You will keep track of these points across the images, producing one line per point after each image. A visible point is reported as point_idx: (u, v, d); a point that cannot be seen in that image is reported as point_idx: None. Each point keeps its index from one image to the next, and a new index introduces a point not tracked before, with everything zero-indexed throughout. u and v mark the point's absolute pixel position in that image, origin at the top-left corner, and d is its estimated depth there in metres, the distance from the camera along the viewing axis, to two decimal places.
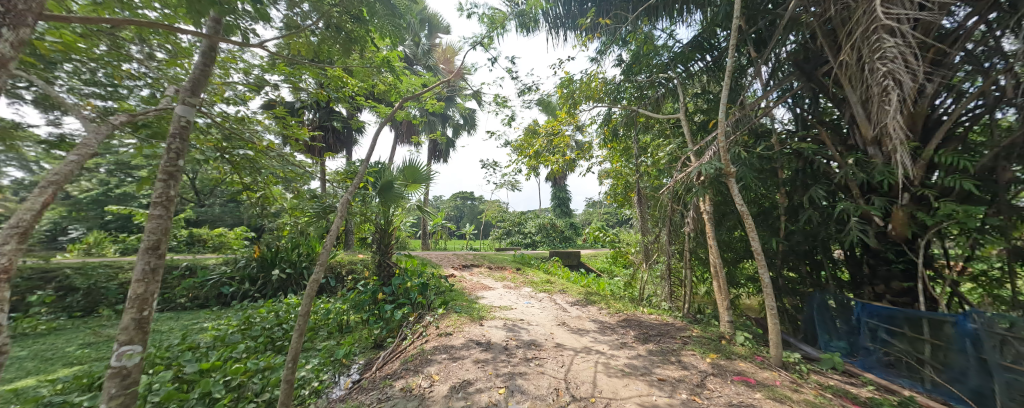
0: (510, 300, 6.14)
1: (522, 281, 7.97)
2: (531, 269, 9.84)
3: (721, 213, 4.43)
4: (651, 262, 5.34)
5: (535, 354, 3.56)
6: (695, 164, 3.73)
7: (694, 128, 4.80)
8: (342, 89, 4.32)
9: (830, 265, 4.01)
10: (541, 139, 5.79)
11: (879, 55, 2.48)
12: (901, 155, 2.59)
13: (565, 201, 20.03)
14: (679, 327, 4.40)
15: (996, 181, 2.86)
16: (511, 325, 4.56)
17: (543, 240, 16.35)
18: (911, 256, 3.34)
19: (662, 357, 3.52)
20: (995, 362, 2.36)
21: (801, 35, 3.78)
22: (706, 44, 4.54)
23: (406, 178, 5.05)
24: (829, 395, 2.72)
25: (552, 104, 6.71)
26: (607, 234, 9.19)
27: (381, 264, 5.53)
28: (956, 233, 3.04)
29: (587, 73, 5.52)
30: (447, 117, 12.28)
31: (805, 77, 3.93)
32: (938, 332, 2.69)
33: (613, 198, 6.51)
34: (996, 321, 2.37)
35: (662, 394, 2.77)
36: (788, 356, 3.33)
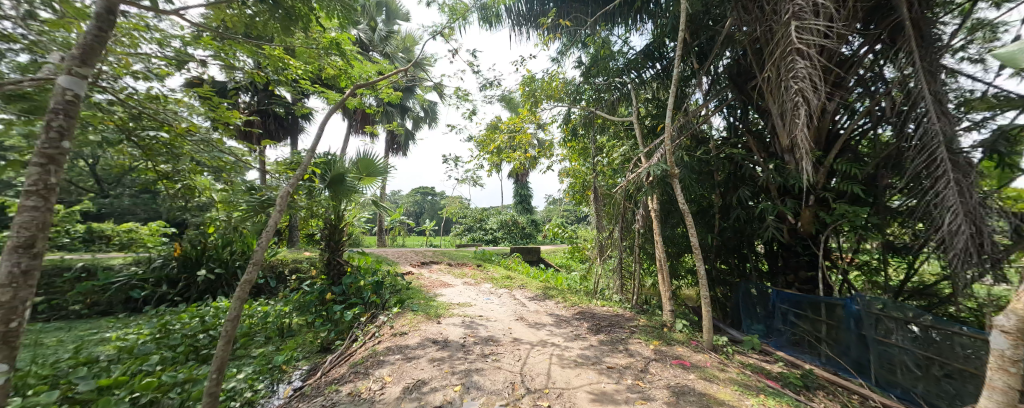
0: (470, 296, 6.11)
1: (482, 278, 7.96)
2: (492, 265, 9.88)
3: (666, 211, 4.78)
4: (605, 257, 5.63)
5: (492, 350, 3.58)
6: (644, 165, 3.97)
7: (645, 131, 5.12)
8: (284, 71, 3.93)
9: (753, 258, 4.52)
10: (503, 136, 5.78)
11: (792, 75, 2.83)
12: (808, 162, 2.98)
13: (526, 198, 20.32)
14: (627, 317, 4.70)
15: (877, 186, 3.42)
16: (469, 321, 4.53)
17: (504, 237, 16.49)
18: (815, 249, 3.89)
19: (611, 346, 3.73)
20: (871, 337, 2.83)
21: (733, 52, 4.18)
22: (656, 53, 4.85)
23: (360, 172, 4.85)
24: (749, 372, 3.09)
25: (514, 101, 6.75)
26: (566, 230, 9.49)
27: (330, 262, 5.04)
28: (848, 230, 3.59)
29: (547, 73, 5.62)
30: (406, 108, 11.80)
31: (737, 90, 4.37)
32: (831, 313, 3.16)
33: (571, 195, 6.75)
34: (873, 303, 2.84)
35: (611, 381, 2.94)
36: (718, 340, 3.71)
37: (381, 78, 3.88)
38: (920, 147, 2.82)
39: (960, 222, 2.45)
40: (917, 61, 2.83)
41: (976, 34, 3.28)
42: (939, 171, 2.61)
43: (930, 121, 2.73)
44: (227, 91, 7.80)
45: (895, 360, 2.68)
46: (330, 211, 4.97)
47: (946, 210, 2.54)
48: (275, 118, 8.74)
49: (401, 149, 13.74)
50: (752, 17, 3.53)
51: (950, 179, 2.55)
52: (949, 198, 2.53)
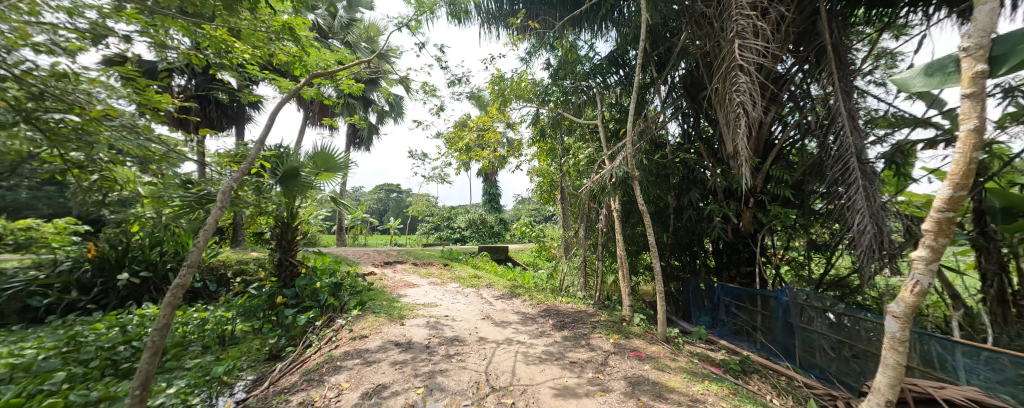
0: (436, 296, 5.99)
1: (449, 277, 7.86)
2: (459, 265, 9.75)
3: (627, 211, 5.01)
4: (570, 255, 5.80)
5: (456, 350, 3.54)
6: (607, 167, 4.13)
7: (609, 134, 5.33)
8: (228, 54, 3.57)
9: (703, 256, 4.89)
10: (471, 134, 5.73)
11: (735, 88, 3.10)
12: (747, 167, 3.29)
13: (495, 197, 20.26)
14: (590, 313, 4.88)
15: (804, 190, 3.84)
16: (434, 322, 4.45)
17: (472, 236, 16.36)
18: (753, 247, 4.29)
19: (574, 342, 3.86)
20: (796, 324, 3.19)
21: (688, 64, 4.48)
22: (620, 60, 5.06)
23: (317, 167, 4.56)
24: (697, 361, 3.34)
25: (483, 98, 6.72)
26: (533, 229, 9.61)
27: (281, 263, 4.57)
28: (780, 230, 4.01)
29: (516, 73, 5.64)
30: (370, 101, 11.27)
31: (691, 100, 4.70)
32: (765, 304, 3.52)
33: (539, 195, 6.84)
34: (798, 294, 3.20)
35: (572, 375, 3.04)
36: (671, 332, 3.96)
37: (342, 68, 3.69)
38: (836, 158, 3.21)
39: (865, 223, 2.83)
40: (836, 82, 3.23)
41: (881, 61, 3.82)
42: (851, 178, 3.00)
43: (844, 135, 3.12)
44: (157, 73, 6.94)
45: (815, 344, 3.05)
46: (282, 209, 4.61)
47: (856, 213, 2.92)
48: (217, 105, 7.92)
49: (363, 144, 13.09)
50: (702, 32, 3.81)
51: (859, 185, 2.93)
52: (858, 202, 2.91)
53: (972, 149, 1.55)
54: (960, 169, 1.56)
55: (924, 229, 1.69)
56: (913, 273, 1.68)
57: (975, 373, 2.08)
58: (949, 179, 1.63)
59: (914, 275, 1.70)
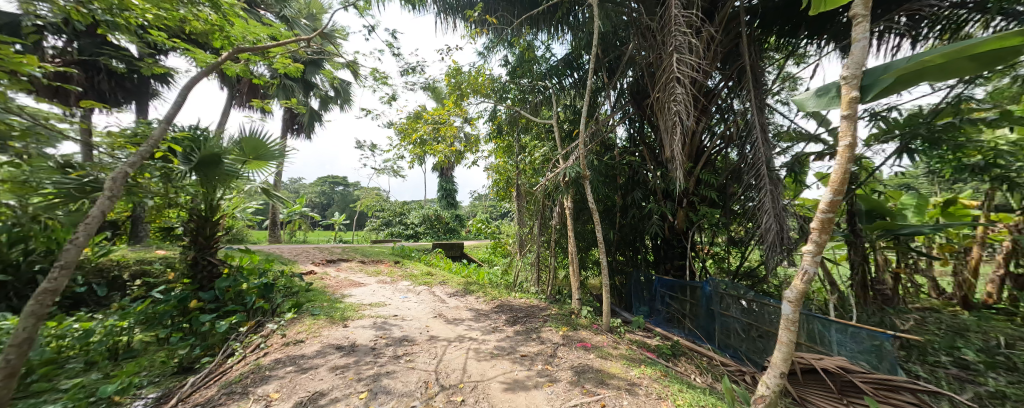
0: (385, 296, 5.71)
1: (400, 275, 7.54)
2: (411, 262, 9.40)
3: (578, 209, 5.23)
4: (525, 251, 5.91)
5: (404, 350, 3.41)
6: (561, 167, 4.27)
7: (564, 135, 5.48)
8: (123, 12, 2.98)
9: (644, 251, 5.29)
10: (426, 126, 5.54)
11: (673, 98, 3.39)
12: (682, 170, 3.62)
13: (451, 192, 19.80)
14: (541, 308, 5.03)
15: (726, 193, 4.33)
16: (381, 323, 4.24)
17: (426, 232, 15.90)
18: (686, 243, 4.74)
19: (525, 336, 3.94)
20: (717, 311, 3.60)
21: (635, 72, 4.76)
22: (574, 63, 5.22)
23: (244, 153, 4.06)
24: (635, 348, 3.62)
25: (439, 90, 6.51)
26: (489, 225, 9.61)
27: (195, 263, 3.96)
28: (707, 227, 4.49)
29: (474, 67, 5.54)
30: (312, 84, 10.31)
31: (637, 106, 5.02)
32: (693, 294, 3.93)
33: (495, 191, 6.84)
34: (720, 284, 3.61)
35: (522, 368, 3.11)
36: (615, 322, 4.23)
37: (275, 44, 3.30)
38: (751, 165, 3.67)
39: (770, 221, 3.29)
40: (753, 99, 3.67)
41: (786, 84, 4.45)
42: (761, 183, 3.45)
43: (757, 146, 3.57)
44: (20, 28, 5.55)
45: (731, 327, 3.46)
46: (198, 201, 4.01)
47: (764, 213, 3.37)
48: (110, 75, 6.64)
49: (303, 131, 11.93)
50: (647, 43, 4.10)
51: (767, 189, 3.38)
52: (766, 203, 3.36)
53: (847, 161, 1.86)
54: (838, 177, 1.88)
55: (813, 227, 1.99)
56: (803, 264, 1.97)
57: (843, 345, 2.52)
58: (831, 184, 1.94)
59: (804, 265, 2.00)
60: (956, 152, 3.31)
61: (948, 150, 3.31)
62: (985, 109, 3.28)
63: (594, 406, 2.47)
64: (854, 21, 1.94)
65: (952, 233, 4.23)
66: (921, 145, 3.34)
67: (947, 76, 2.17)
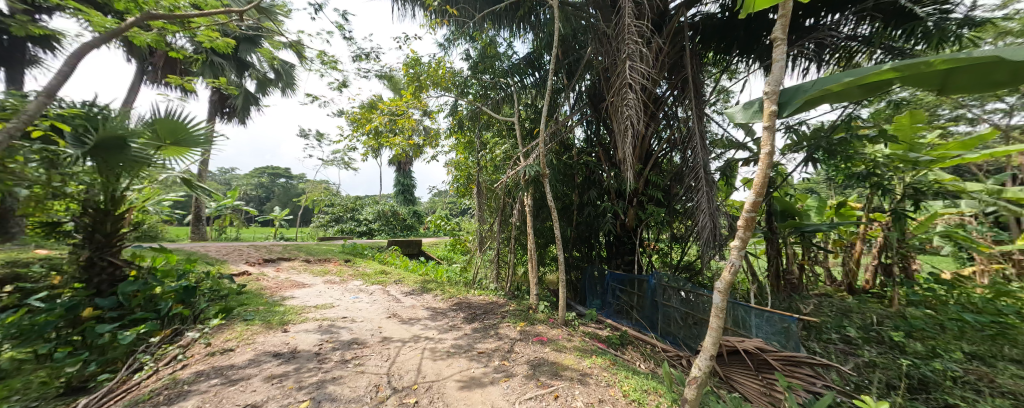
0: (333, 297, 5.33)
1: (351, 274, 7.10)
2: (363, 261, 8.88)
3: (537, 206, 5.29)
4: (485, 248, 5.88)
5: (353, 354, 3.21)
6: (521, 164, 4.29)
7: (523, 133, 5.44)
8: None
9: (598, 247, 5.52)
10: (381, 118, 5.23)
11: (625, 103, 3.56)
12: (632, 170, 3.82)
13: (408, 188, 19.03)
14: (500, 304, 5.03)
15: (670, 194, 4.67)
16: (328, 326, 3.95)
17: (381, 229, 15.17)
18: (635, 240, 5.04)
19: (483, 332, 3.92)
20: (660, 302, 3.87)
21: (592, 75, 4.91)
22: (536, 62, 5.27)
23: (157, 137, 3.52)
24: (588, 339, 3.77)
25: (396, 80, 6.20)
26: (449, 222, 9.41)
27: (91, 264, 3.35)
28: (654, 225, 4.82)
29: (433, 58, 5.33)
30: (247, 64, 9.26)
31: (594, 108, 5.19)
32: (640, 286, 4.19)
33: (455, 188, 6.68)
34: (663, 277, 3.89)
35: (479, 365, 3.09)
36: (570, 316, 4.36)
37: (198, 14, 2.88)
38: (691, 168, 3.98)
39: (705, 219, 3.62)
40: (693, 107, 3.98)
41: (721, 96, 4.92)
42: (698, 184, 3.76)
43: (696, 151, 3.88)
44: None
45: (671, 317, 3.74)
46: (95, 191, 3.39)
47: (700, 212, 3.69)
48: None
49: (235, 115, 10.65)
50: (603, 48, 4.26)
51: (703, 190, 3.70)
52: (702, 204, 3.68)
53: (767, 166, 2.08)
54: (759, 181, 2.09)
55: (739, 225, 2.20)
56: (730, 257, 2.18)
57: (760, 328, 2.85)
58: (754, 187, 2.15)
59: (731, 259, 2.20)
60: (848, 162, 3.91)
61: (842, 160, 3.89)
62: (868, 127, 3.92)
63: (548, 397, 2.53)
64: (774, 44, 2.10)
65: (843, 231, 5.01)
66: (821, 155, 3.89)
67: (841, 99, 2.51)
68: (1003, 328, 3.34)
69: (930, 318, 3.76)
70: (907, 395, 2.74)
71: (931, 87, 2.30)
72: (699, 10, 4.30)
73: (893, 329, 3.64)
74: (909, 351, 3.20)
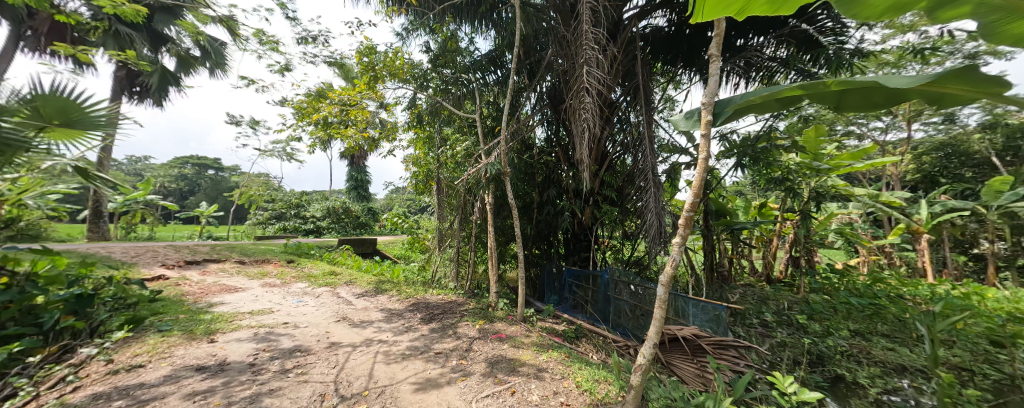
0: (272, 301, 4.85)
1: (294, 276, 6.52)
2: (309, 261, 8.19)
3: (498, 204, 5.27)
4: (444, 246, 5.75)
5: (294, 363, 2.95)
6: (482, 162, 4.24)
7: (485, 130, 5.39)
8: None
9: (556, 245, 5.66)
10: (330, 107, 4.85)
11: (583, 106, 3.68)
12: (588, 170, 3.95)
13: (362, 183, 17.94)
14: (459, 303, 4.95)
15: (622, 193, 4.94)
16: (266, 333, 3.59)
17: (331, 227, 14.14)
18: (590, 237, 5.26)
19: (441, 332, 3.83)
20: (612, 295, 4.08)
21: (553, 77, 5.00)
22: (498, 60, 5.24)
23: (40, 116, 2.92)
24: (545, 334, 3.86)
25: (348, 67, 5.79)
26: (406, 220, 9.04)
27: None
28: (608, 222, 5.08)
29: (390, 48, 5.07)
30: (165, 37, 8.11)
31: (554, 109, 5.28)
32: (594, 281, 4.39)
33: (413, 184, 6.44)
34: (616, 272, 4.11)
35: (436, 366, 3.01)
36: (529, 312, 4.43)
37: None
38: (641, 170, 4.23)
39: (652, 218, 3.89)
40: (644, 113, 4.23)
41: (667, 104, 5.30)
42: (647, 186, 4.01)
43: (645, 155, 4.13)
44: None
45: (620, 309, 3.96)
46: None
47: (648, 211, 3.95)
48: None
49: (148, 95, 9.22)
50: (562, 52, 4.35)
51: (651, 191, 3.97)
52: (650, 204, 3.94)
53: (704, 170, 2.27)
54: (698, 183, 2.26)
55: (679, 223, 2.38)
56: (670, 253, 2.35)
57: (696, 316, 3.13)
58: (693, 190, 2.33)
59: (673, 254, 2.38)
60: (769, 168, 4.45)
61: (764, 167, 4.42)
62: (785, 138, 4.49)
63: (505, 393, 2.54)
64: (710, 59, 2.28)
65: (764, 228, 5.71)
66: (747, 162, 4.38)
67: (764, 112, 2.82)
68: (877, 309, 4.04)
69: (827, 302, 4.43)
70: (809, 368, 3.19)
71: (831, 105, 2.66)
72: (649, 22, 4.59)
73: (801, 312, 4.22)
74: (811, 331, 3.74)
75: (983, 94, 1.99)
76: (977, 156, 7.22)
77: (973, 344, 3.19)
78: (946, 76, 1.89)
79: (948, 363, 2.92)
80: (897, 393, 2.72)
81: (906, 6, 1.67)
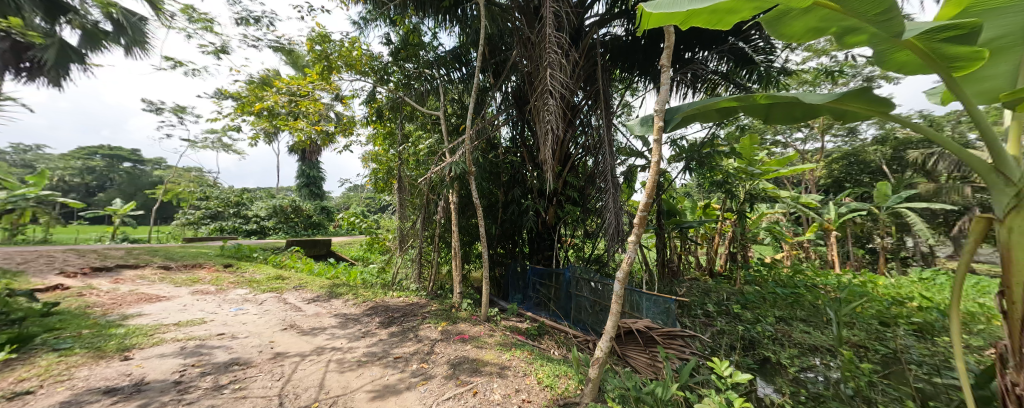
0: (206, 311, 4.35)
1: (234, 282, 5.90)
2: (252, 265, 7.47)
3: (463, 203, 5.20)
4: (405, 246, 5.56)
5: (231, 377, 2.67)
6: (446, 160, 4.15)
7: (450, 128, 5.30)
8: None
9: (521, 244, 5.73)
10: (277, 97, 4.45)
11: (546, 109, 3.75)
12: (552, 171, 4.03)
13: (315, 181, 16.72)
14: (421, 305, 4.82)
15: (583, 194, 5.11)
16: (198, 347, 3.21)
17: (277, 227, 13.00)
18: (553, 236, 5.39)
19: (401, 336, 3.70)
20: (573, 292, 4.21)
21: (518, 78, 5.04)
22: (462, 58, 5.16)
23: None
24: (509, 333, 3.88)
25: (298, 54, 5.35)
26: (364, 220, 8.59)
27: None
28: (570, 221, 5.25)
29: (346, 37, 4.77)
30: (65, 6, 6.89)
31: (518, 110, 5.31)
32: (557, 279, 4.52)
33: (373, 182, 6.15)
34: (577, 270, 4.25)
35: (395, 371, 2.90)
36: (492, 312, 4.44)
37: None
38: (601, 172, 4.39)
39: (611, 218, 4.08)
40: (603, 117, 4.40)
41: (624, 110, 5.58)
42: (607, 187, 4.19)
43: (605, 157, 4.31)
44: None
45: (581, 305, 4.11)
46: None
47: (608, 211, 4.13)
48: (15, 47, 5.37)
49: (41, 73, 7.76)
50: (527, 53, 4.38)
51: (610, 192, 4.15)
52: (609, 204, 4.12)
53: (657, 172, 2.42)
54: (651, 184, 2.40)
55: (635, 222, 2.51)
56: (627, 250, 2.49)
57: (649, 309, 3.34)
58: (647, 191, 2.46)
59: (628, 251, 2.52)
60: (712, 172, 4.88)
61: (709, 171, 4.83)
62: (725, 145, 4.96)
63: (467, 394, 2.52)
64: (662, 69, 2.45)
65: (708, 227, 6.28)
66: (694, 166, 4.76)
67: (708, 120, 3.08)
68: (797, 297, 4.62)
69: (758, 292, 4.98)
70: (743, 352, 3.57)
71: (762, 117, 2.97)
72: (609, 30, 4.81)
73: (738, 302, 4.69)
74: (745, 318, 4.19)
75: (878, 113, 2.33)
76: (872, 164, 8.56)
77: (867, 324, 3.78)
78: (848, 96, 2.22)
79: (850, 341, 3.43)
80: (812, 370, 3.13)
81: (822, 30, 1.90)
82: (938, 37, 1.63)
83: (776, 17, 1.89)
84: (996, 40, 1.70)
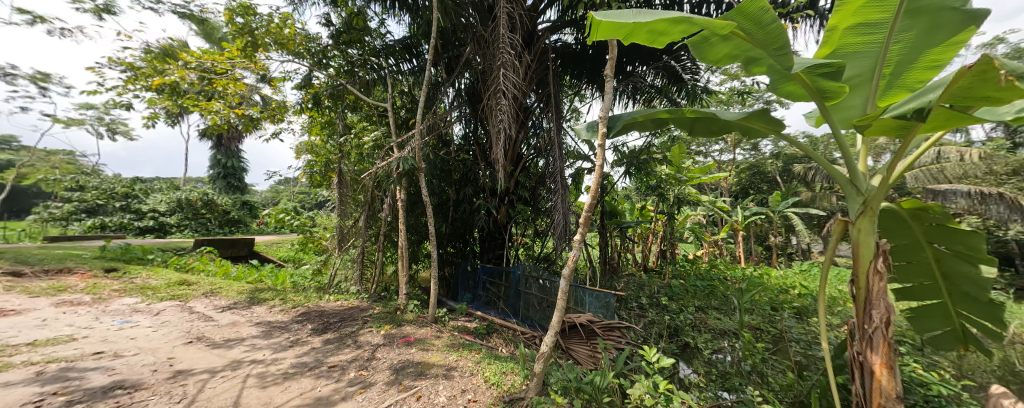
0: (79, 326, 3.54)
1: (122, 290, 4.90)
2: (149, 269, 6.28)
3: (411, 201, 4.98)
4: (346, 246, 5.16)
5: (113, 404, 2.21)
6: (394, 155, 3.94)
7: (398, 122, 5.03)
8: None
9: (470, 243, 5.67)
10: (184, 72, 3.79)
11: (499, 108, 3.75)
12: (502, 170, 4.04)
13: (234, 171, 14.62)
14: (361, 308, 4.50)
15: (532, 194, 5.22)
16: (64, 370, 2.59)
17: (182, 225, 11.09)
18: (503, 235, 5.44)
19: (337, 343, 3.42)
20: (522, 290, 4.29)
21: (470, 75, 4.96)
22: (413, 48, 4.84)
23: None
24: (456, 334, 3.82)
25: (213, 25, 4.66)
26: (297, 217, 7.77)
27: None
28: (519, 220, 5.34)
29: (276, 12, 4.26)
30: None
31: (471, 108, 5.22)
32: (507, 278, 4.59)
33: (308, 175, 5.60)
34: (526, 268, 4.34)
35: (329, 381, 2.68)
36: (439, 313, 4.32)
37: None
38: (551, 173, 4.51)
39: (558, 218, 4.23)
40: (553, 120, 4.54)
41: (572, 115, 5.84)
42: (555, 187, 4.32)
43: (555, 159, 4.42)
44: None
45: (529, 303, 4.20)
46: None
47: (557, 211, 4.26)
48: None
49: None
50: (481, 50, 4.32)
51: (558, 193, 4.28)
52: (558, 204, 4.25)
53: (600, 176, 2.59)
54: (595, 186, 2.53)
55: (579, 222, 2.64)
56: (573, 248, 2.62)
57: (592, 304, 3.55)
58: (591, 193, 2.57)
59: (573, 250, 2.66)
60: (648, 177, 5.35)
61: (645, 175, 5.30)
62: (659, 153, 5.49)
63: (409, 400, 2.42)
64: (607, 79, 2.62)
65: (643, 227, 6.89)
66: (633, 170, 5.16)
67: (645, 129, 3.36)
68: (712, 288, 5.31)
69: (682, 285, 5.60)
70: (669, 339, 3.99)
71: (691, 130, 3.30)
72: (560, 37, 4.99)
73: (667, 295, 5.22)
74: (671, 308, 4.67)
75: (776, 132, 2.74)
76: (769, 175, 10.16)
77: (764, 309, 4.49)
78: (755, 116, 2.61)
79: (751, 325, 4.04)
80: (722, 351, 3.62)
81: (735, 57, 2.18)
82: (816, 73, 1.97)
83: (699, 41, 2.10)
84: (855, 77, 2.08)
